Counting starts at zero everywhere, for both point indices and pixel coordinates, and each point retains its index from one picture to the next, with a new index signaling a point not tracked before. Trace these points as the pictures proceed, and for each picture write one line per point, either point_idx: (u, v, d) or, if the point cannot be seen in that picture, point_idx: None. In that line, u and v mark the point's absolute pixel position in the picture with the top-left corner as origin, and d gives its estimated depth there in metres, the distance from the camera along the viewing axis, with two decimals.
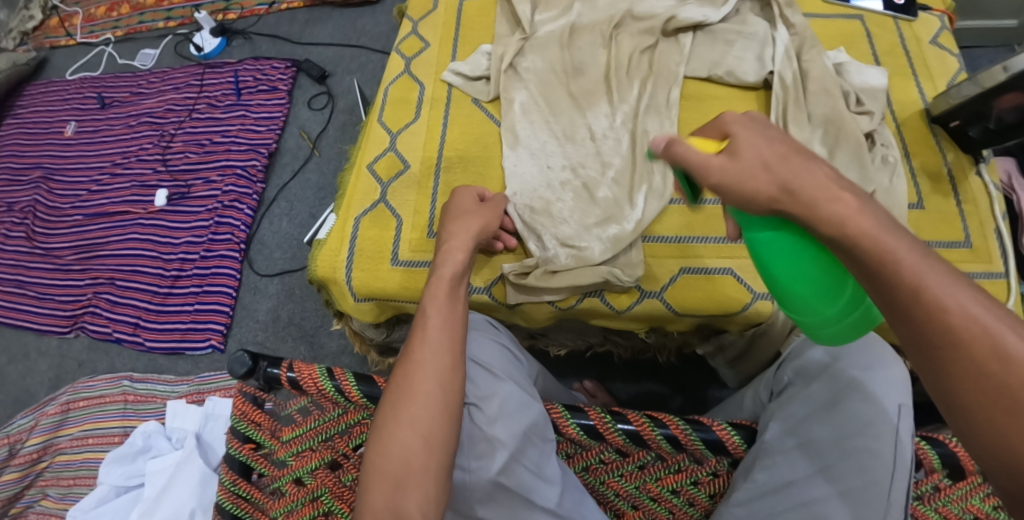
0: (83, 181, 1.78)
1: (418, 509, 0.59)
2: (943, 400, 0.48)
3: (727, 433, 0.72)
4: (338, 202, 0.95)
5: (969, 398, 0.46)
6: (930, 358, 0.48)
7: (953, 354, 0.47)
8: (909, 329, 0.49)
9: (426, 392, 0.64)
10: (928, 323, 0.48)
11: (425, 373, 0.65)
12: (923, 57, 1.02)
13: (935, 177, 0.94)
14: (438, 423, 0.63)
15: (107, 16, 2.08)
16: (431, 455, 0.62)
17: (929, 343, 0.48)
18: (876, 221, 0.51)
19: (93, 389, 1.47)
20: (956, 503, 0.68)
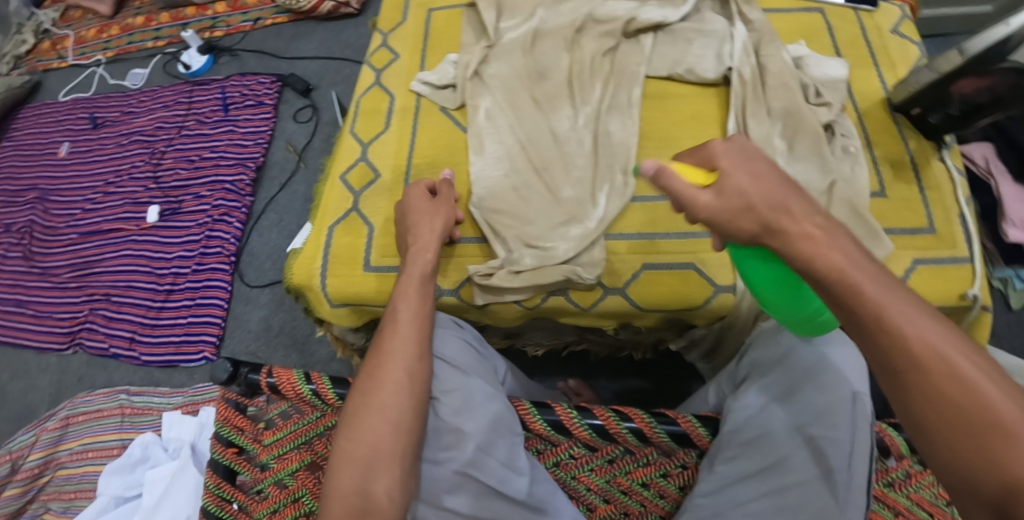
0: (77, 201, 1.81)
1: (386, 492, 0.63)
2: (905, 420, 0.50)
3: (692, 425, 0.74)
4: (312, 213, 0.97)
5: (927, 416, 0.49)
6: (893, 381, 0.50)
7: (915, 377, 0.49)
8: (875, 353, 0.52)
9: (396, 380, 0.68)
10: (891, 350, 0.50)
11: (395, 363, 0.69)
12: (884, 47, 1.03)
13: (898, 165, 0.95)
14: (407, 410, 0.67)
15: (97, 37, 2.12)
16: (399, 440, 0.65)
17: (891, 367, 0.50)
18: (837, 254, 0.54)
19: (91, 403, 1.49)
20: (928, 489, 0.73)
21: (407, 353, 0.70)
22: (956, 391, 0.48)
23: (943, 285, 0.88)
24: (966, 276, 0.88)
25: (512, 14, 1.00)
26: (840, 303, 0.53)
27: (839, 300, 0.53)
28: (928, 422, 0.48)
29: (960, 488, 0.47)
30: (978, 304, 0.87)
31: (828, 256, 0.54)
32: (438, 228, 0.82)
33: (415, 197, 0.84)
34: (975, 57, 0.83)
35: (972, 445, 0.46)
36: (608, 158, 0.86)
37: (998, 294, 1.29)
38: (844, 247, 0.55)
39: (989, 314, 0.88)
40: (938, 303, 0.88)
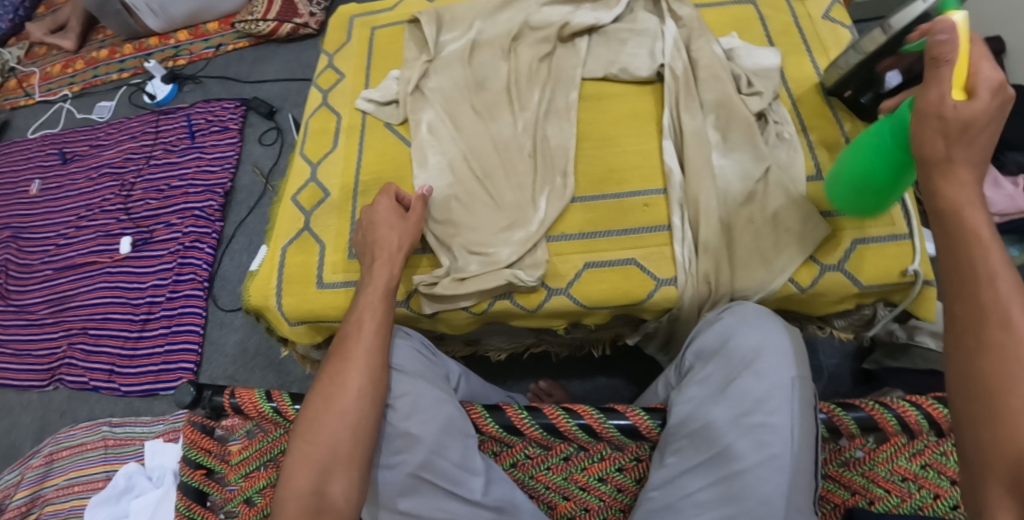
0: (51, 236, 1.82)
1: (341, 495, 0.66)
2: (970, 375, 0.53)
3: (641, 417, 0.75)
4: (267, 234, 0.99)
5: (993, 372, 0.52)
6: (976, 336, 0.53)
7: (999, 336, 0.52)
8: (968, 305, 0.54)
9: (356, 387, 0.70)
10: (989, 304, 0.53)
11: (357, 369, 0.71)
12: (816, 34, 1.06)
13: (833, 148, 0.95)
14: (366, 415, 0.68)
15: (62, 73, 2.12)
16: (356, 445, 0.67)
17: (985, 321, 0.53)
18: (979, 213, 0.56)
19: (75, 437, 1.49)
20: (883, 466, 0.74)
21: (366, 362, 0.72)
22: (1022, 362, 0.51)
23: (883, 263, 0.87)
24: (905, 253, 0.87)
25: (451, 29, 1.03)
26: (949, 251, 0.56)
27: (953, 248, 0.56)
28: (994, 380, 0.52)
29: (983, 443, 0.51)
30: (920, 278, 0.86)
31: (972, 214, 0.55)
32: (404, 242, 0.84)
33: (383, 209, 0.85)
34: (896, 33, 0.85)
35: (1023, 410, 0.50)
36: (546, 162, 0.90)
37: None
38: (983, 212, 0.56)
39: (932, 287, 0.88)
40: (882, 282, 0.87)
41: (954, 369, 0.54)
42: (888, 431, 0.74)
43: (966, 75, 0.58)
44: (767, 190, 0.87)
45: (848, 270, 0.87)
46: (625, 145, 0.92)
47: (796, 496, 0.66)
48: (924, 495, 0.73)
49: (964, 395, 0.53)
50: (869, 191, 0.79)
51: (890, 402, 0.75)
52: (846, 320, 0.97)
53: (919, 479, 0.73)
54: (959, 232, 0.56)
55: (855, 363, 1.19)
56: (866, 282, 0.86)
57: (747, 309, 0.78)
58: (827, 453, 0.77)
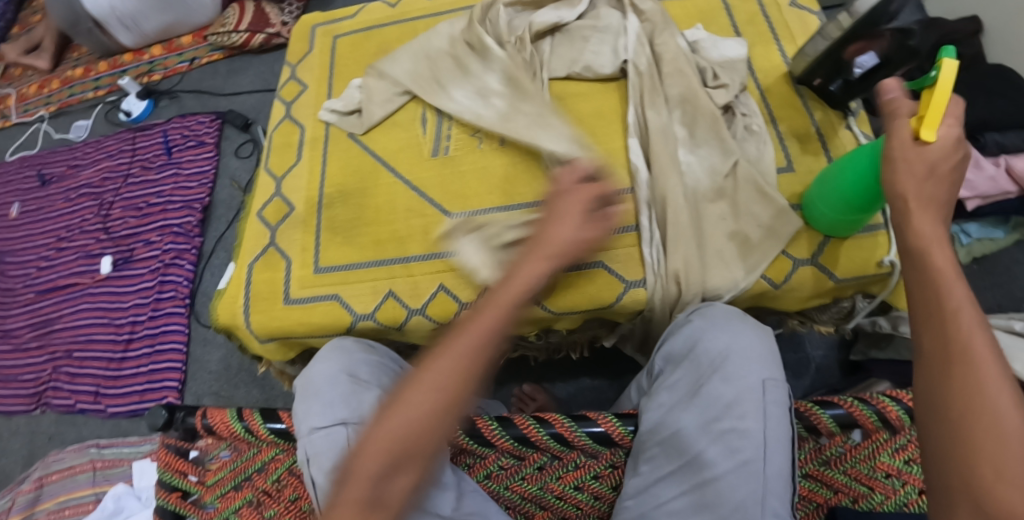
0: (33, 259, 1.79)
1: (400, 496, 0.59)
2: (931, 406, 0.54)
3: (613, 425, 0.74)
4: (235, 253, 1.01)
5: (956, 405, 0.53)
6: (939, 366, 0.54)
7: (966, 369, 0.53)
8: (933, 338, 0.56)
9: (458, 381, 0.62)
10: (954, 337, 0.54)
11: (463, 363, 0.63)
12: (784, 22, 1.04)
13: (803, 138, 0.93)
14: (452, 416, 0.62)
15: (39, 93, 2.07)
16: (435, 443, 0.61)
17: (948, 352, 0.54)
18: (943, 252, 0.59)
19: (63, 461, 1.46)
20: (865, 463, 0.73)
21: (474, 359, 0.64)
22: (984, 396, 0.52)
23: (858, 254, 0.85)
24: (880, 243, 0.85)
25: (430, 46, 1.03)
26: (917, 281, 0.59)
27: (921, 277, 0.58)
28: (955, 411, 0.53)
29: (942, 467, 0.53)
30: (897, 269, 0.85)
31: (938, 252, 0.59)
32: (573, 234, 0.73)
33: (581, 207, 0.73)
34: (863, 17, 0.82)
35: (987, 442, 0.50)
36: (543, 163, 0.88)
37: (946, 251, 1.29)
38: (934, 230, 0.60)
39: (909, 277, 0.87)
40: (858, 275, 0.85)
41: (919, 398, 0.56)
42: (868, 427, 0.73)
43: (937, 119, 0.61)
44: (739, 184, 0.86)
45: (823, 264, 0.85)
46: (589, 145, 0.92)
47: (774, 501, 0.64)
48: (909, 491, 0.72)
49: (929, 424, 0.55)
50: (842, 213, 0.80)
51: (869, 398, 0.74)
52: (828, 313, 0.95)
53: (903, 475, 0.72)
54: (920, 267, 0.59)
55: (842, 355, 1.18)
56: (842, 275, 0.85)
57: (717, 311, 0.77)
58: (807, 452, 0.76)
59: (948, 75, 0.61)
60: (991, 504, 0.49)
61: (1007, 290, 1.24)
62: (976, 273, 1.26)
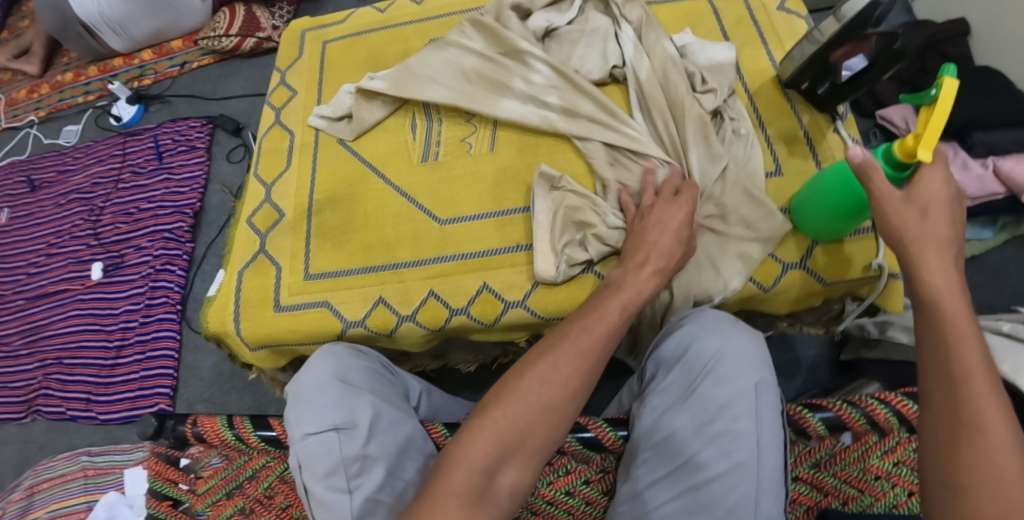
0: (22, 265, 1.78)
1: (509, 487, 0.62)
2: (939, 471, 0.55)
3: (603, 430, 0.75)
4: (225, 259, 1.01)
5: (965, 474, 0.53)
6: (951, 432, 0.55)
7: (975, 436, 0.54)
8: (944, 401, 0.57)
9: (568, 377, 0.66)
10: (967, 402, 0.55)
11: (573, 359, 0.67)
12: (772, 25, 1.04)
13: (791, 141, 0.94)
14: (565, 412, 0.65)
15: (28, 98, 2.05)
16: (542, 437, 0.64)
17: (960, 419, 0.55)
18: (960, 300, 0.60)
19: (54, 469, 1.45)
20: (855, 466, 0.74)
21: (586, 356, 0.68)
22: (993, 467, 0.52)
23: (846, 258, 0.86)
24: (869, 246, 0.86)
25: (437, 53, 1.02)
26: (933, 337, 0.59)
27: (938, 334, 0.59)
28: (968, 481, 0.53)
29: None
30: (885, 272, 0.85)
31: (954, 310, 0.60)
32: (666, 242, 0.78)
33: (681, 217, 0.79)
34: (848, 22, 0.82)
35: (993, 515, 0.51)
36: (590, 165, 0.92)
37: None
38: (947, 276, 0.62)
39: (898, 280, 0.87)
40: (845, 278, 0.86)
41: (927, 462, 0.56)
42: (857, 430, 0.73)
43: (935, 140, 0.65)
44: (726, 184, 0.87)
45: (810, 268, 0.86)
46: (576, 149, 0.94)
47: (767, 505, 0.64)
48: (898, 493, 0.72)
49: (937, 490, 0.55)
50: (829, 221, 0.81)
51: (858, 401, 0.75)
52: (816, 314, 0.97)
53: (892, 477, 0.73)
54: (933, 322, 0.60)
55: (833, 355, 1.18)
56: (829, 279, 0.86)
57: (710, 316, 0.77)
58: (797, 455, 0.76)
59: (948, 95, 0.63)
60: None
61: (996, 290, 1.24)
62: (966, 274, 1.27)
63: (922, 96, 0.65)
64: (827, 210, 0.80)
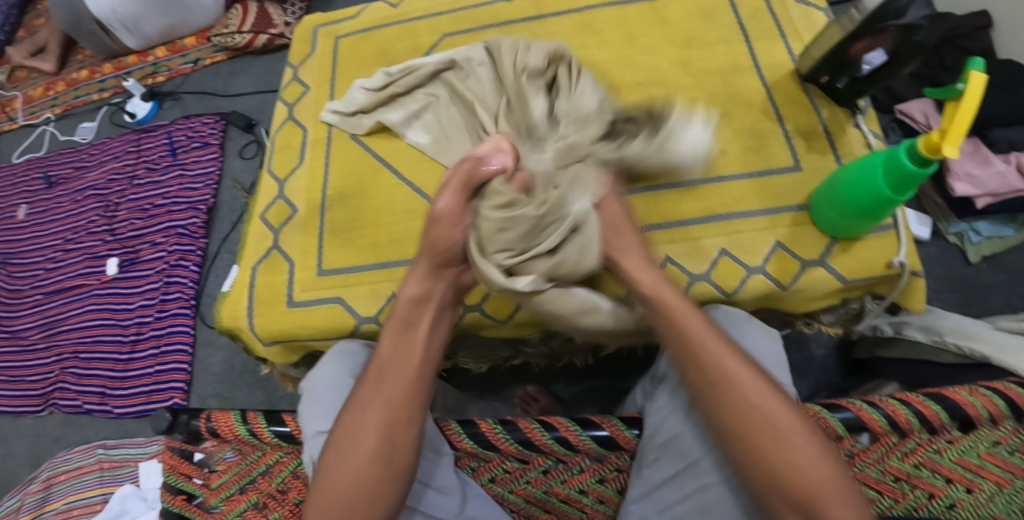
0: (39, 261, 1.80)
1: None
2: (718, 422, 0.68)
3: (618, 428, 0.74)
4: (238, 255, 1.02)
5: (736, 420, 0.66)
6: (712, 389, 0.68)
7: (727, 387, 0.67)
8: (698, 371, 0.69)
9: (375, 445, 0.69)
10: (718, 381, 0.68)
11: (374, 420, 0.70)
12: (789, 18, 1.02)
13: (809, 136, 0.92)
14: (379, 476, 0.68)
15: (44, 95, 2.07)
16: (376, 504, 0.68)
17: (714, 378, 0.68)
18: (696, 321, 0.71)
19: (70, 462, 1.47)
20: (874, 466, 0.75)
21: (383, 413, 0.71)
22: (749, 404, 0.66)
23: (867, 255, 0.85)
24: (890, 243, 0.85)
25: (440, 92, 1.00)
26: (672, 330, 0.72)
27: (675, 330, 0.72)
28: (745, 429, 0.66)
29: (752, 480, 0.65)
30: (906, 270, 0.84)
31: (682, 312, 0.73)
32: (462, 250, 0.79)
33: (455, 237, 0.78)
34: (870, 13, 0.80)
35: (767, 440, 0.65)
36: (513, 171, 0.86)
37: (954, 248, 1.27)
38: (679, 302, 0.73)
39: (919, 278, 0.86)
40: (866, 275, 0.84)
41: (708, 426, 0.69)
42: (877, 431, 0.74)
43: (961, 136, 0.63)
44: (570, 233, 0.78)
45: (831, 266, 0.85)
46: None
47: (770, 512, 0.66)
48: (919, 495, 0.73)
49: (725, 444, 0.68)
50: (845, 217, 0.80)
51: (879, 402, 0.75)
52: (834, 313, 0.95)
53: (912, 479, 0.73)
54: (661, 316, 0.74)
55: (842, 352, 1.17)
56: (850, 276, 0.84)
57: (724, 315, 0.79)
58: None
59: (975, 89, 0.63)
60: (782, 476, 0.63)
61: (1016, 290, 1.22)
62: (985, 271, 1.24)
63: (948, 90, 0.64)
64: (844, 208, 0.79)
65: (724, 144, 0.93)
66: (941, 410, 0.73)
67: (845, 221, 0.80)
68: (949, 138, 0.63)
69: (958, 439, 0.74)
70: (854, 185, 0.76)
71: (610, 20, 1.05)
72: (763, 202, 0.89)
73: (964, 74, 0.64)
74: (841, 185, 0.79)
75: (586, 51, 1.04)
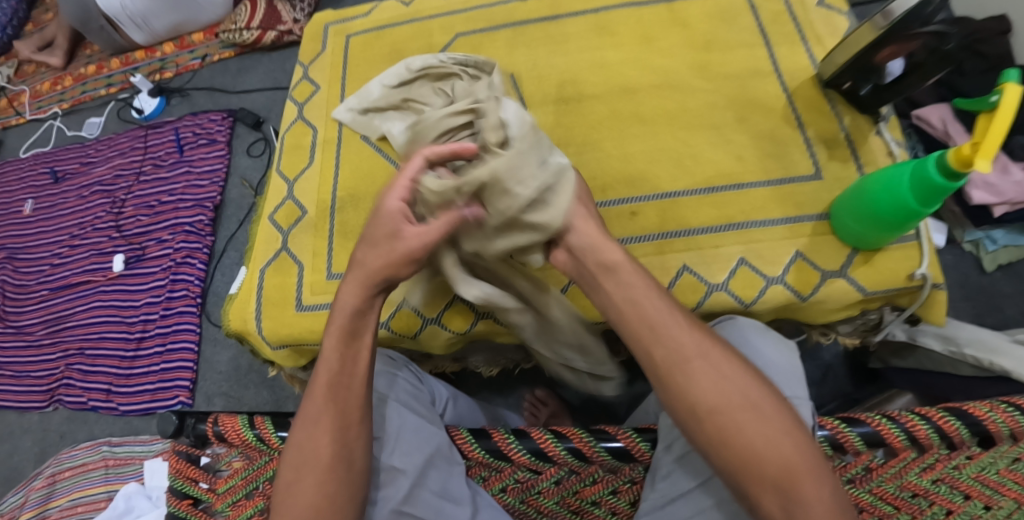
0: (46, 256, 1.79)
1: None
2: (691, 409, 0.65)
3: (632, 439, 0.74)
4: (247, 255, 1.02)
5: (712, 404, 0.64)
6: (683, 373, 0.66)
7: (698, 368, 0.66)
8: (663, 355, 0.67)
9: (329, 447, 0.68)
10: (687, 365, 0.66)
11: (329, 424, 0.69)
12: (811, 22, 1.00)
13: (831, 144, 0.91)
14: (340, 482, 0.67)
15: (52, 90, 2.07)
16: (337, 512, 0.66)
17: (678, 363, 0.66)
18: (656, 302, 0.70)
19: (76, 458, 1.47)
20: (891, 482, 0.72)
21: (340, 416, 0.69)
22: (727, 387, 0.65)
23: (888, 266, 0.83)
24: (911, 255, 0.83)
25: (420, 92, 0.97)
26: (632, 319, 0.70)
27: (634, 318, 0.70)
28: (717, 407, 0.64)
29: (725, 459, 0.63)
30: (928, 283, 0.82)
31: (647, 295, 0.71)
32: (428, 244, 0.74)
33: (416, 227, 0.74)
34: (897, 18, 0.78)
35: (750, 420, 0.63)
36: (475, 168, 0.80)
37: (969, 257, 1.26)
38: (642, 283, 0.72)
39: (940, 292, 0.84)
40: (887, 286, 0.83)
41: (677, 407, 0.66)
42: (895, 446, 0.72)
43: (994, 150, 0.61)
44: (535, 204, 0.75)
45: (852, 277, 0.83)
46: (606, 149, 0.95)
47: None
48: (937, 511, 0.71)
49: (694, 425, 0.65)
50: (868, 228, 0.79)
51: (898, 416, 0.73)
52: (851, 324, 0.95)
53: (930, 495, 0.71)
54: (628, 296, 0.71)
55: (855, 362, 1.16)
56: (871, 288, 0.83)
57: (741, 325, 0.78)
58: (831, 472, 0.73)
59: (1010, 101, 0.61)
60: (767, 458, 0.61)
61: None
62: (999, 281, 1.23)
63: (982, 101, 0.63)
64: (868, 219, 0.78)
65: (742, 151, 0.91)
66: (962, 425, 0.72)
67: (868, 232, 0.80)
68: (982, 150, 0.62)
69: (977, 455, 0.72)
70: (880, 195, 0.76)
71: (628, 22, 1.04)
72: (785, 210, 0.87)
73: (998, 86, 0.63)
74: (868, 195, 0.78)
75: (603, 53, 1.02)
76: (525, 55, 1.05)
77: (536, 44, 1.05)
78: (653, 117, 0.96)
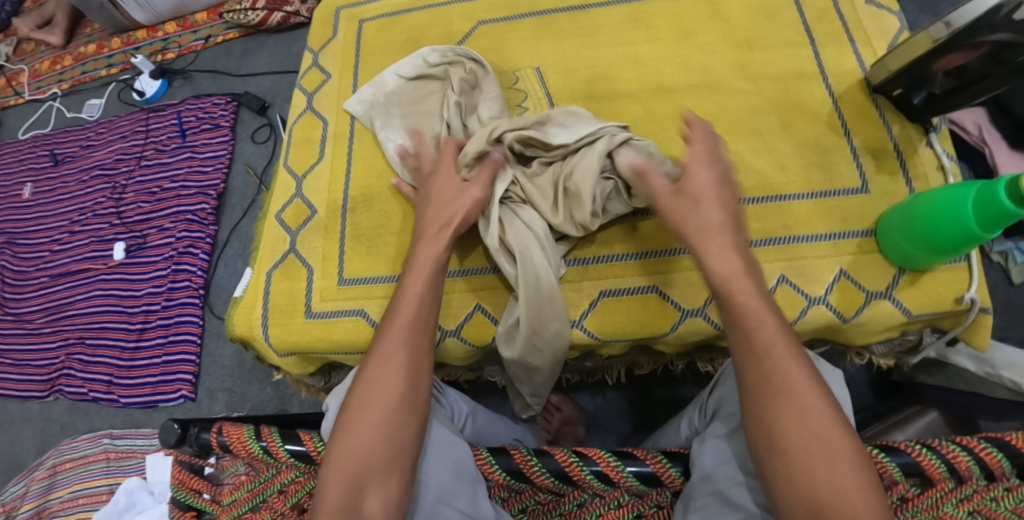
0: (45, 242, 1.75)
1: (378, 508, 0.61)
2: (765, 385, 0.61)
3: (661, 465, 0.68)
4: (253, 255, 0.98)
5: (784, 384, 0.61)
6: (763, 350, 0.63)
7: (775, 350, 0.62)
8: (744, 330, 0.65)
9: (390, 405, 0.65)
10: (764, 347, 0.63)
11: (396, 385, 0.67)
12: (857, 21, 0.96)
13: (878, 154, 0.87)
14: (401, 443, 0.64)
15: (51, 70, 2.00)
16: (389, 474, 0.62)
17: (758, 345, 0.63)
18: (743, 279, 0.69)
19: (77, 450, 1.42)
20: (927, 513, 0.65)
21: (399, 376, 0.67)
22: (803, 374, 0.61)
23: (935, 289, 0.81)
24: (960, 278, 0.81)
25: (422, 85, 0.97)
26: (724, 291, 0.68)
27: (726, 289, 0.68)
28: (789, 444, 0.58)
29: (800, 444, 0.58)
30: (976, 306, 0.80)
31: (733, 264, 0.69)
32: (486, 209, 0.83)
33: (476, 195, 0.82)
34: (958, 30, 0.75)
35: (822, 409, 0.59)
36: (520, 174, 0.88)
37: (996, 267, 1.19)
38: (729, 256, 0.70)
39: (987, 316, 0.82)
40: (933, 310, 0.81)
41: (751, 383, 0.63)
42: (933, 477, 0.65)
43: None
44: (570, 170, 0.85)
45: (897, 299, 0.81)
46: None
47: None
48: None
49: (764, 459, 0.59)
50: (918, 246, 0.76)
51: (937, 445, 0.66)
52: (887, 344, 0.90)
53: None
54: (740, 312, 0.67)
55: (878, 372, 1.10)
56: (916, 310, 0.81)
57: None
58: None
59: None
60: (836, 449, 0.57)
61: None
62: None
63: None
64: (918, 239, 0.76)
65: (787, 160, 0.88)
66: (1004, 457, 0.65)
67: (915, 252, 0.77)
68: None
69: (1016, 487, 0.64)
70: (934, 216, 0.73)
71: (663, 14, 0.98)
72: (828, 225, 0.85)
73: None
74: (919, 216, 0.75)
75: (638, 47, 0.97)
76: (553, 47, 0.99)
77: (565, 36, 1.00)
78: (690, 119, 0.92)
